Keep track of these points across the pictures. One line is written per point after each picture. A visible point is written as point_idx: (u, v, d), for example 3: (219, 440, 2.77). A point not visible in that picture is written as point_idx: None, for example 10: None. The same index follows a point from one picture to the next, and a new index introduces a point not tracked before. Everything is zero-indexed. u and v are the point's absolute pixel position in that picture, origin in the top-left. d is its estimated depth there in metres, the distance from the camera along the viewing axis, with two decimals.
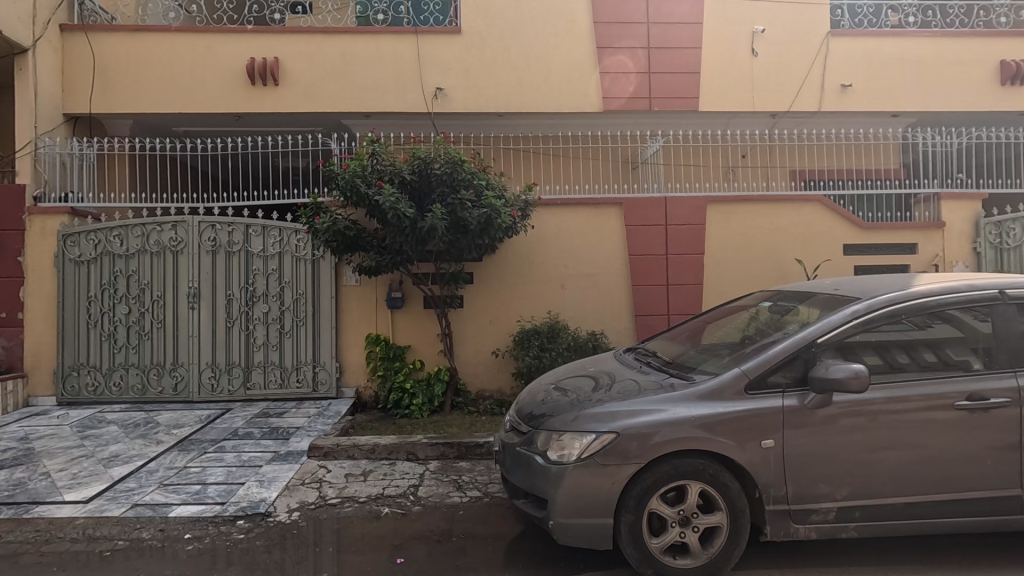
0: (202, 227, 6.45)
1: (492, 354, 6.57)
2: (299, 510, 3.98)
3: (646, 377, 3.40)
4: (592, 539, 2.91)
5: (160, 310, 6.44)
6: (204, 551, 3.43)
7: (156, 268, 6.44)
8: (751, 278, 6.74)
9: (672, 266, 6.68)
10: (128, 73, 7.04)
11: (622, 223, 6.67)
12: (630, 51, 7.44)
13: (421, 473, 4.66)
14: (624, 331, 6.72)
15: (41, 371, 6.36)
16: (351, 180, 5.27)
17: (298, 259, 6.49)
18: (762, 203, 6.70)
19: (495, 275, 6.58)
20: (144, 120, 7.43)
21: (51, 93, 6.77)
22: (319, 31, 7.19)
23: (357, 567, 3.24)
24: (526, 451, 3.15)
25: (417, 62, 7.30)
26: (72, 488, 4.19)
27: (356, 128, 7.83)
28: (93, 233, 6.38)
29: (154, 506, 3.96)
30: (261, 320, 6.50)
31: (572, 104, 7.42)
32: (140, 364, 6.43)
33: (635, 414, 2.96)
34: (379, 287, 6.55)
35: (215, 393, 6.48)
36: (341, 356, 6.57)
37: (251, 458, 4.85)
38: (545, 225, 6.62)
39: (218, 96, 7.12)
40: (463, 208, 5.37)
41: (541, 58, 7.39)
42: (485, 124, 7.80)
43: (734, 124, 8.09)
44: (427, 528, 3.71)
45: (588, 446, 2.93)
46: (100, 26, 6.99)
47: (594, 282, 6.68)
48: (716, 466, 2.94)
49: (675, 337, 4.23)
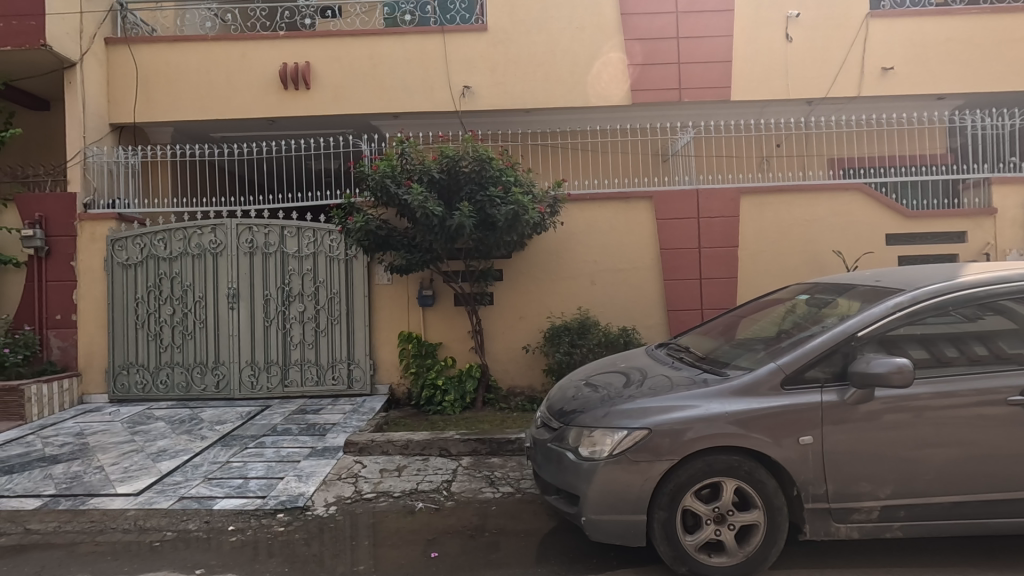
0: (240, 229, 6.65)
1: (522, 350, 6.58)
2: (335, 504, 4.08)
3: (678, 373, 3.35)
4: (624, 535, 2.89)
5: (202, 310, 6.68)
6: (246, 543, 3.55)
7: (197, 270, 6.68)
8: (787, 271, 6.56)
9: (704, 259, 6.57)
10: (168, 82, 7.30)
11: (653, 217, 6.58)
12: (628, 47, 7.32)
13: (454, 468, 4.71)
14: (656, 326, 6.64)
15: (93, 369, 6.67)
16: (380, 180, 5.35)
17: (332, 259, 6.63)
18: (798, 193, 6.51)
19: (525, 271, 6.59)
20: (184, 127, 7.70)
21: (98, 104, 7.08)
22: (348, 35, 7.32)
23: (393, 560, 3.30)
24: (557, 447, 3.15)
25: (444, 61, 7.34)
26: (124, 481, 4.39)
27: (385, 128, 7.94)
28: (139, 237, 6.65)
29: (199, 499, 4.11)
30: (297, 319, 6.67)
31: (601, 98, 7.35)
32: (184, 362, 6.68)
33: (667, 410, 2.93)
34: (411, 285, 6.64)
35: (255, 390, 6.68)
36: (374, 354, 6.68)
37: (289, 453, 4.99)
38: (574, 221, 6.59)
39: (252, 101, 7.32)
40: (491, 206, 5.39)
41: (567, 52, 7.34)
42: (513, 120, 7.79)
43: (767, 113, 7.88)
44: (460, 523, 3.75)
45: (619, 442, 2.90)
46: (141, 38, 7.27)
47: (624, 277, 6.61)
48: (751, 462, 2.88)
49: (709, 332, 4.16)
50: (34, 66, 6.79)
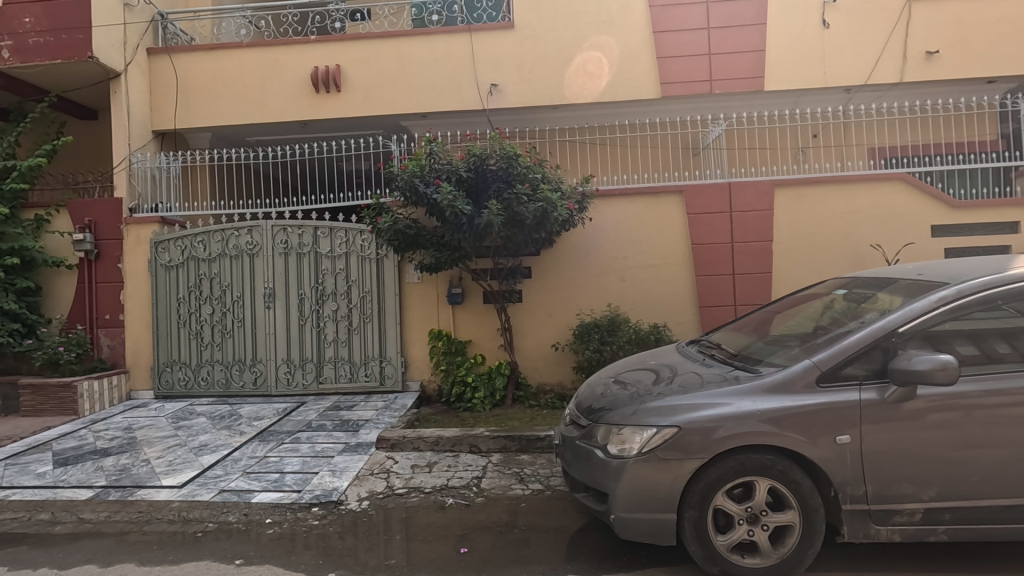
0: (275, 230, 6.83)
1: (552, 348, 6.57)
2: (368, 499, 4.16)
3: (708, 370, 3.30)
4: (654, 534, 2.86)
5: (241, 309, 6.89)
6: (284, 535, 3.65)
7: (235, 270, 6.89)
8: (824, 265, 6.36)
9: (737, 255, 6.42)
10: (205, 89, 7.55)
11: (684, 211, 6.47)
12: (605, 46, 7.26)
13: (483, 465, 4.74)
14: (688, 323, 6.53)
15: (140, 367, 6.96)
16: (409, 180, 5.41)
17: (363, 258, 6.76)
18: (836, 185, 6.30)
19: (554, 268, 6.57)
20: (221, 132, 7.94)
21: (141, 112, 7.37)
22: (377, 36, 7.41)
23: (424, 554, 3.35)
24: (585, 445, 3.13)
25: (471, 61, 7.37)
26: (168, 474, 4.58)
27: (414, 128, 8.00)
28: (180, 239, 6.91)
29: (239, 492, 4.25)
30: (331, 318, 6.82)
31: (630, 93, 7.26)
32: (224, 360, 6.91)
33: (697, 408, 2.88)
34: (440, 283, 6.70)
35: (291, 387, 6.86)
36: (405, 352, 6.78)
37: (324, 448, 5.11)
38: (603, 217, 6.53)
39: (287, 105, 7.50)
40: (519, 203, 5.37)
41: (594, 47, 7.28)
42: (541, 118, 7.77)
43: (804, 102, 7.63)
44: (490, 519, 3.77)
45: (648, 440, 2.87)
46: (181, 47, 7.53)
47: (655, 273, 6.53)
48: (785, 462, 2.81)
49: (742, 328, 4.08)
50: (82, 77, 7.12)
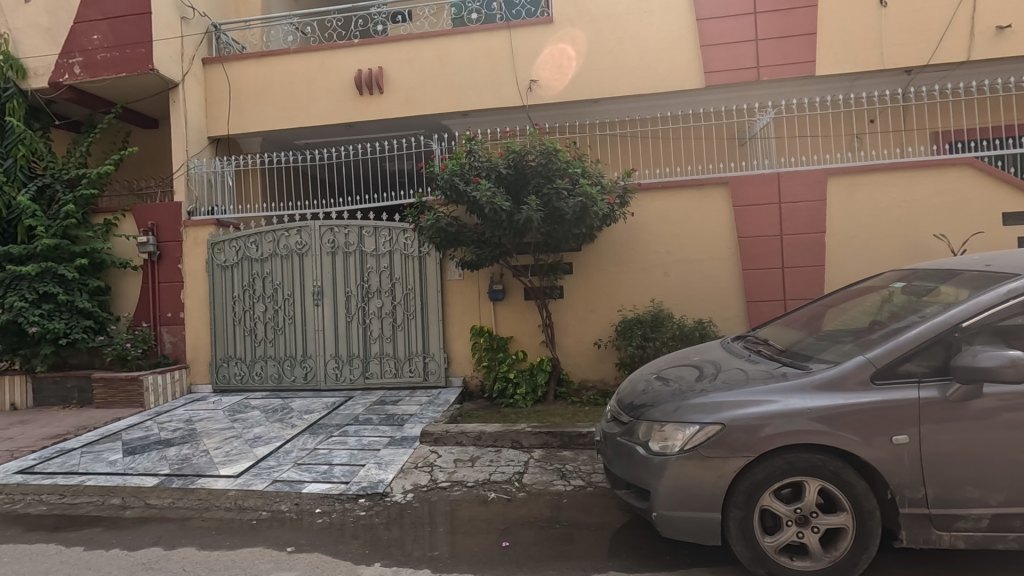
0: (323, 231, 7.05)
1: (594, 345, 6.53)
2: (413, 492, 4.25)
3: (755, 366, 3.20)
4: (698, 533, 2.79)
5: (291, 307, 7.15)
6: (333, 525, 3.79)
7: (285, 269, 7.15)
8: (881, 256, 6.04)
9: (787, 247, 6.20)
10: (256, 95, 7.85)
11: (729, 203, 6.28)
12: (646, 37, 7.12)
13: (525, 461, 4.77)
14: (734, 318, 6.34)
15: (200, 362, 7.33)
16: (449, 180, 5.48)
17: (407, 256, 6.90)
18: (894, 172, 5.97)
19: (595, 264, 6.52)
20: (271, 137, 8.25)
21: (198, 119, 7.75)
22: (417, 37, 7.52)
23: (467, 547, 3.40)
24: (627, 442, 3.10)
25: (510, 56, 7.38)
26: (226, 464, 4.81)
27: (455, 127, 8.09)
28: (234, 241, 7.22)
29: (291, 483, 4.42)
30: (376, 314, 6.99)
31: (673, 84, 7.09)
32: (276, 355, 7.18)
33: (743, 405, 2.80)
34: (481, 279, 6.77)
35: (339, 382, 7.08)
36: (448, 348, 6.90)
37: (370, 442, 5.25)
38: (645, 210, 6.42)
39: (331, 108, 7.71)
40: (559, 198, 5.35)
41: (635, 37, 7.15)
42: (581, 112, 7.69)
43: (858, 86, 7.26)
44: (532, 514, 3.79)
45: (691, 437, 2.81)
46: (233, 56, 7.87)
47: (699, 268, 6.37)
48: (837, 462, 2.69)
49: (792, 322, 3.94)
50: (145, 89, 7.55)
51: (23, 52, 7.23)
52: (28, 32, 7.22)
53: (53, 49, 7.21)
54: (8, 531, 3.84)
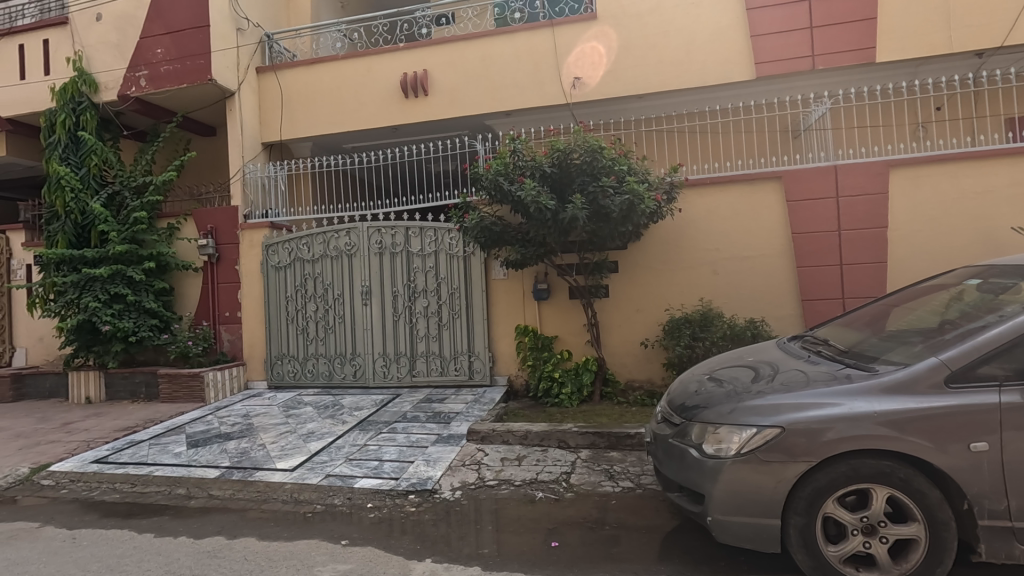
0: (370, 232, 7.21)
1: (640, 345, 6.43)
2: (461, 489, 4.30)
3: (815, 367, 3.07)
4: (755, 539, 2.70)
5: (341, 307, 7.34)
6: (383, 519, 3.87)
7: (335, 270, 7.35)
8: (950, 251, 5.70)
9: (845, 243, 5.94)
10: (306, 101, 8.09)
11: (783, 198, 6.06)
12: (693, 29, 6.95)
13: (572, 461, 4.73)
14: (789, 317, 6.11)
15: (255, 359, 7.62)
16: (494, 179, 5.50)
17: (452, 256, 6.98)
18: (964, 162, 5.61)
19: (641, 262, 6.41)
20: (321, 141, 8.49)
21: (252, 126, 8.06)
22: (461, 39, 7.59)
23: (515, 545, 3.41)
24: (679, 443, 3.03)
25: (553, 54, 7.35)
26: (281, 458, 4.99)
27: (498, 127, 8.11)
28: (288, 243, 7.47)
29: (343, 477, 4.54)
30: (422, 313, 7.10)
31: (722, 76, 6.89)
32: (327, 353, 7.39)
33: (803, 408, 2.69)
34: (526, 278, 6.78)
35: (387, 379, 7.22)
36: (493, 347, 6.94)
37: (418, 439, 5.33)
38: (693, 207, 6.27)
39: (378, 112, 7.88)
40: (604, 196, 5.30)
41: (682, 30, 6.98)
42: (626, 108, 7.58)
43: (922, 72, 6.86)
44: (580, 515, 3.76)
45: (748, 441, 2.72)
46: (284, 64, 8.15)
47: (750, 265, 6.17)
48: (907, 469, 2.55)
49: (852, 322, 3.76)
50: (204, 98, 7.92)
51: (94, 68, 7.71)
52: (99, 49, 7.69)
53: (121, 63, 7.64)
54: (86, 517, 4.10)
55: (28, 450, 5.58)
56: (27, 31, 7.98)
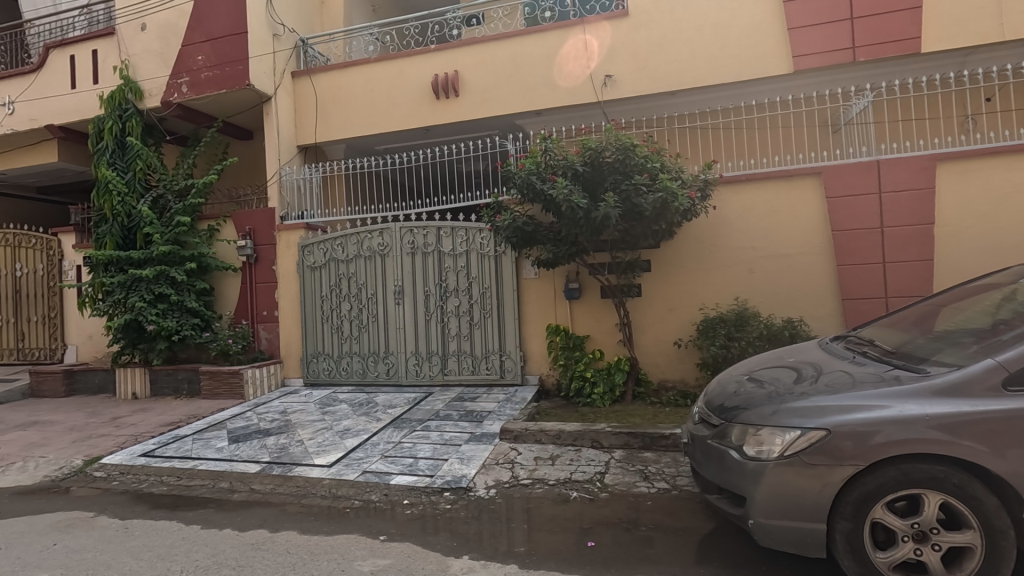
0: (403, 232, 7.31)
1: (673, 345, 6.35)
2: (495, 487, 4.33)
3: (861, 368, 2.99)
4: (799, 544, 2.64)
5: (375, 306, 7.45)
6: (419, 516, 3.92)
7: (369, 269, 7.47)
8: (999, 248, 5.47)
9: (888, 241, 5.75)
10: (340, 104, 8.24)
11: (822, 194, 5.90)
12: (728, 23, 6.83)
13: (606, 461, 4.71)
14: (829, 317, 5.95)
15: (292, 357, 7.81)
16: (526, 178, 5.48)
17: (483, 255, 7.02)
18: (1017, 155, 5.37)
19: (674, 260, 6.34)
20: (354, 143, 8.64)
21: (288, 129, 8.25)
22: (491, 39, 7.62)
23: (549, 544, 3.42)
24: (718, 445, 2.99)
25: (584, 52, 7.31)
26: (319, 454, 5.10)
27: (529, 127, 8.11)
28: (323, 243, 7.63)
29: (379, 474, 4.62)
30: (454, 313, 7.16)
31: (758, 71, 6.75)
32: (361, 352, 7.52)
33: (849, 410, 2.62)
34: (557, 278, 6.78)
35: (419, 378, 7.30)
36: (524, 346, 6.96)
37: (452, 437, 5.39)
38: (728, 204, 6.17)
39: (410, 113, 7.96)
40: (637, 194, 5.26)
41: (717, 24, 6.87)
42: (658, 105, 7.50)
43: (972, 62, 6.59)
44: (615, 515, 3.74)
45: (791, 443, 2.66)
46: (319, 68, 8.32)
47: (787, 263, 6.03)
48: (962, 475, 2.46)
49: (897, 323, 3.62)
50: (242, 103, 8.15)
51: (139, 76, 8.01)
52: (144, 57, 7.99)
53: (164, 71, 7.91)
54: (136, 508, 4.27)
55: (81, 443, 5.83)
56: (77, 42, 8.34)
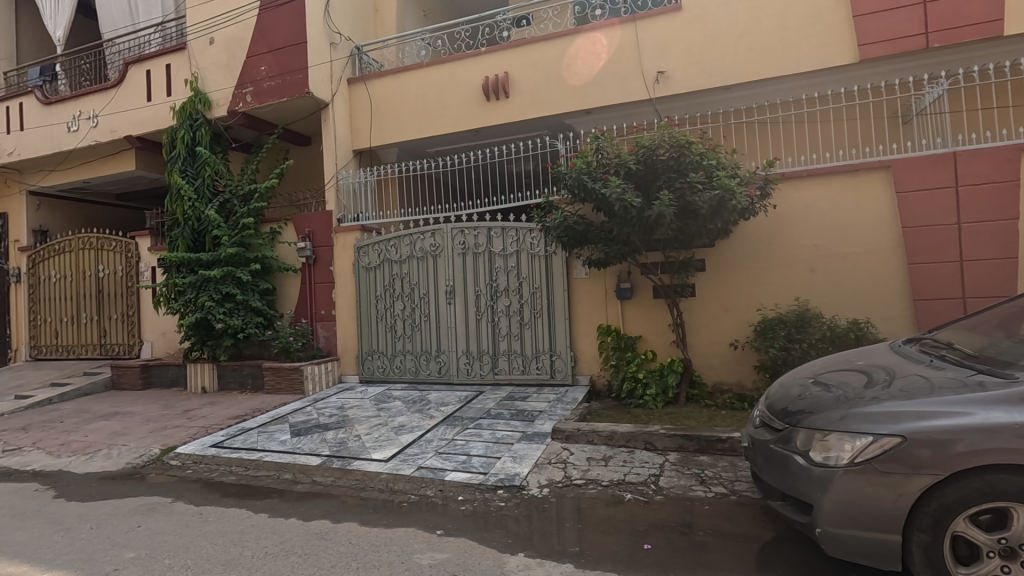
0: (455, 233, 7.42)
1: (730, 346, 6.18)
2: (548, 487, 4.33)
3: (939, 372, 2.84)
4: (871, 555, 2.52)
5: (427, 306, 7.60)
6: (475, 512, 3.98)
7: (421, 270, 7.62)
8: None
9: (967, 237, 5.38)
10: (393, 108, 8.45)
11: (892, 189, 5.60)
12: (788, 14, 6.59)
13: (660, 463, 4.64)
14: (898, 319, 5.65)
15: (348, 355, 8.06)
16: (578, 178, 5.45)
17: (534, 255, 7.04)
18: None
19: (728, 259, 6.17)
20: (406, 146, 8.84)
21: (345, 134, 8.52)
22: (541, 40, 7.63)
23: (603, 544, 3.40)
24: (782, 450, 2.89)
25: (636, 49, 7.23)
26: (376, 449, 5.26)
27: (579, 126, 8.07)
28: (377, 245, 7.84)
29: (434, 470, 4.72)
30: (504, 313, 7.21)
31: (821, 62, 6.48)
32: (414, 350, 7.69)
33: (927, 417, 2.50)
34: (608, 278, 6.73)
35: (470, 376, 7.40)
36: (575, 346, 6.94)
37: (504, 436, 5.43)
38: (789, 201, 5.96)
39: (461, 116, 8.08)
40: (692, 192, 5.16)
41: (775, 15, 6.64)
42: (713, 101, 7.32)
43: None
44: (670, 519, 3.68)
45: (863, 449, 2.55)
46: (373, 74, 8.57)
47: (853, 262, 5.77)
48: None
49: (978, 326, 3.41)
50: (302, 110, 8.50)
51: (208, 87, 8.48)
52: (212, 69, 8.46)
53: (230, 82, 8.33)
54: (209, 495, 4.53)
55: (157, 433, 6.23)
56: (153, 58, 8.91)
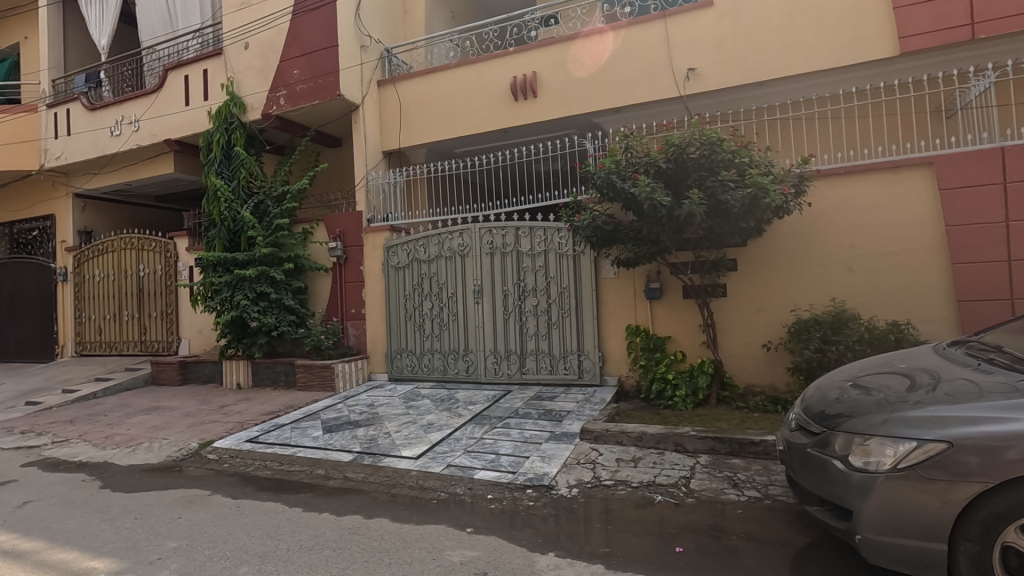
0: (482, 233, 7.45)
1: (762, 347, 6.06)
2: (577, 487, 4.32)
3: (988, 377, 2.73)
4: (914, 564, 2.44)
5: (455, 305, 7.66)
6: (504, 511, 4.00)
7: (449, 269, 7.68)
8: None
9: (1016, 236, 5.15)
10: (422, 109, 8.53)
11: (935, 186, 5.41)
12: (823, 7, 6.43)
13: (691, 465, 4.58)
14: (941, 320, 5.46)
15: (378, 353, 8.18)
16: (607, 177, 5.41)
17: (562, 255, 7.03)
18: None
19: (760, 257, 6.06)
20: (435, 147, 8.91)
21: (374, 136, 8.64)
22: (570, 38, 7.60)
23: (632, 546, 3.38)
24: (819, 454, 2.83)
25: (666, 46, 7.14)
26: (406, 446, 5.32)
27: (607, 124, 8.01)
28: (406, 245, 7.93)
29: (464, 468, 4.76)
30: (532, 312, 7.21)
31: (859, 56, 6.30)
32: (442, 349, 7.75)
33: (974, 423, 2.41)
34: (637, 278, 6.67)
35: (497, 376, 7.42)
36: (603, 346, 6.90)
37: (531, 435, 5.44)
38: (824, 199, 5.82)
39: (489, 116, 8.11)
40: (724, 190, 5.07)
41: (810, 8, 6.48)
42: (745, 98, 7.19)
43: None
44: (702, 522, 3.63)
45: (905, 455, 2.48)
46: (402, 76, 8.66)
47: (893, 262, 5.59)
48: None
49: None
50: (333, 113, 8.65)
51: (243, 91, 8.70)
52: (247, 74, 8.67)
53: (264, 85, 8.53)
54: (245, 489, 4.66)
55: (195, 428, 6.42)
56: (191, 63, 9.19)
